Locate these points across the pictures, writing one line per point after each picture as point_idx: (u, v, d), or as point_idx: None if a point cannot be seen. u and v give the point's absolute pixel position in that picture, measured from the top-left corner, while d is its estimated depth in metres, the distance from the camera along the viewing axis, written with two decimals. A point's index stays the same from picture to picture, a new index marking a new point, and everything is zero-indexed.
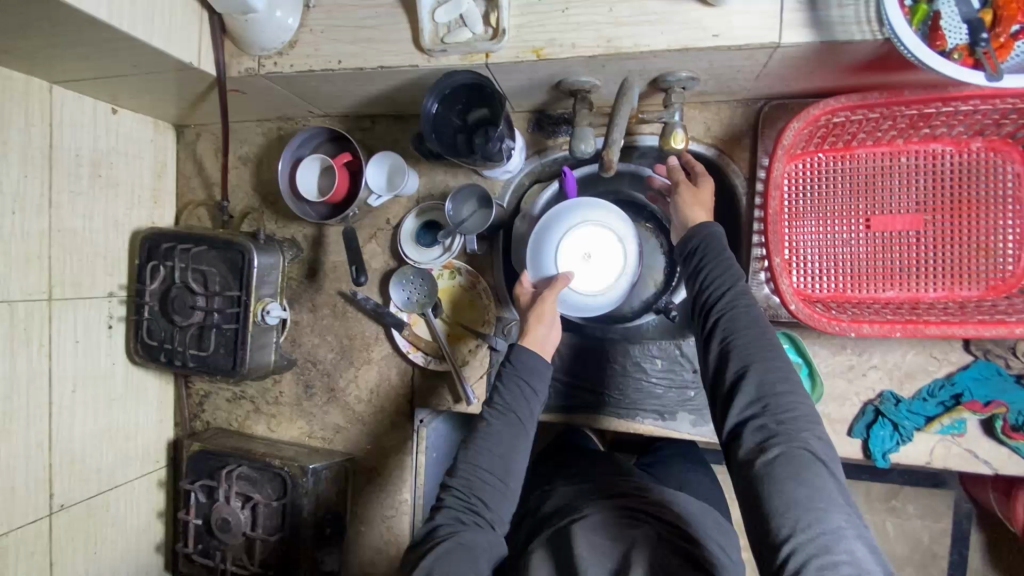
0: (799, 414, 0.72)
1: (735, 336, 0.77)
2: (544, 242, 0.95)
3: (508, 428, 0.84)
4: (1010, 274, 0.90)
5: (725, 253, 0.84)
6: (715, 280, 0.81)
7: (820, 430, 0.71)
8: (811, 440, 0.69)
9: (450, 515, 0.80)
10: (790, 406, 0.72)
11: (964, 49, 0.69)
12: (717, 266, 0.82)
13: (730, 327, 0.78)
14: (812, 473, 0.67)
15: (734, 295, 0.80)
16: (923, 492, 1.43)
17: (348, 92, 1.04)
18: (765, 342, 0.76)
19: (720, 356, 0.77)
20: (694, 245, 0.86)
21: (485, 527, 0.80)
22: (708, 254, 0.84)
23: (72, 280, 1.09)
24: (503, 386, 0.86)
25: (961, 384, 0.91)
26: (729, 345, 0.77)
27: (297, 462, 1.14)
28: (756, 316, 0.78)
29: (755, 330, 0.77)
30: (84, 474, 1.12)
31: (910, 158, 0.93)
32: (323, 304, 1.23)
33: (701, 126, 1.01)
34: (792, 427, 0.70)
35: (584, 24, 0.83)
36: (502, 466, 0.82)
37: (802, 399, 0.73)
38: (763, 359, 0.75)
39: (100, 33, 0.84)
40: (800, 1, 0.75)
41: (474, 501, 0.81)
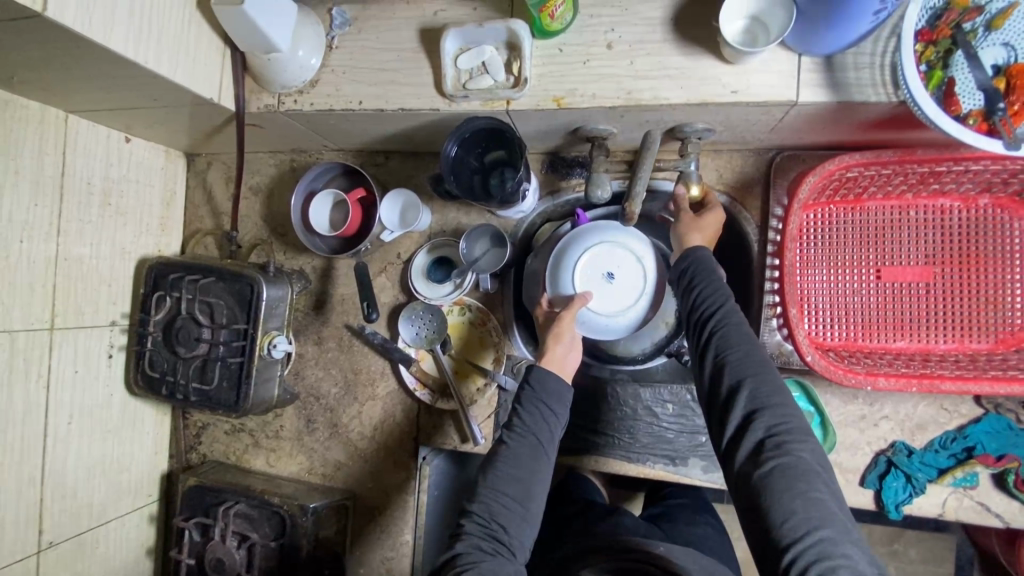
0: (792, 424, 0.71)
1: (728, 349, 0.76)
2: (565, 259, 0.95)
3: (530, 451, 0.81)
4: (1020, 328, 0.91)
5: (714, 268, 0.84)
6: (705, 294, 0.81)
7: (815, 441, 0.70)
8: (807, 451, 0.69)
9: (471, 543, 0.75)
10: (785, 418, 0.71)
11: (978, 114, 0.72)
12: (708, 281, 0.82)
13: (722, 340, 0.77)
14: (807, 483, 0.67)
15: (726, 310, 0.80)
16: (926, 537, 1.42)
17: (366, 130, 1.05)
18: (756, 354, 0.75)
19: (712, 370, 0.77)
20: (685, 262, 0.86)
21: (506, 556, 0.76)
22: (698, 270, 0.84)
23: (75, 310, 1.07)
24: (524, 408, 0.84)
25: (973, 436, 0.91)
26: (721, 358, 0.76)
27: (296, 501, 1.10)
28: (747, 329, 0.78)
29: (747, 342, 0.76)
30: (75, 510, 1.08)
31: (919, 212, 0.95)
32: (329, 336, 1.22)
33: (713, 173, 1.02)
34: (789, 439, 0.70)
35: (605, 76, 0.84)
36: (522, 490, 0.79)
37: (797, 412, 0.72)
38: (755, 370, 0.74)
39: (124, 68, 0.84)
40: (817, 63, 0.77)
41: (496, 527, 0.77)
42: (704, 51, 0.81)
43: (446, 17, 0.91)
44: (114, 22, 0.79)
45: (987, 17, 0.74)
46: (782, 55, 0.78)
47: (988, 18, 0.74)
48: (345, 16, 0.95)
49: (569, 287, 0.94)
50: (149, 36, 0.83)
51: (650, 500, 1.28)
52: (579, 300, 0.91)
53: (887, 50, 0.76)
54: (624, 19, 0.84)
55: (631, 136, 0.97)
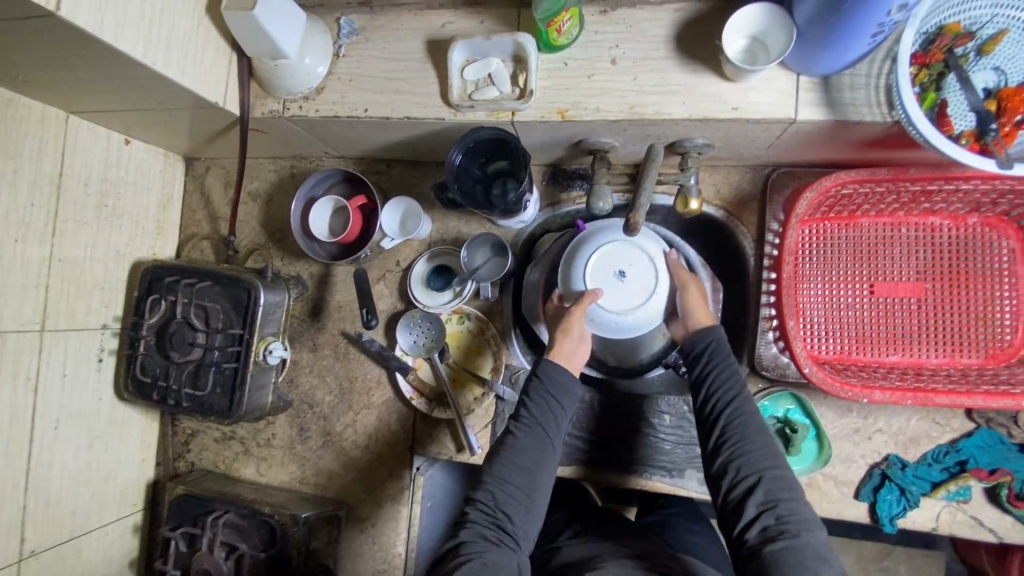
0: (800, 515, 0.74)
1: (742, 443, 0.80)
2: (579, 254, 0.96)
3: (536, 442, 0.83)
4: (1008, 343, 0.93)
5: (729, 357, 0.88)
6: (720, 382, 0.85)
7: (822, 533, 0.74)
8: (815, 542, 0.72)
9: (475, 531, 0.77)
10: (794, 510, 0.75)
11: (971, 135, 0.76)
12: (723, 369, 0.86)
13: (737, 433, 0.81)
14: (815, 569, 0.69)
15: (739, 400, 0.83)
16: (916, 553, 1.42)
17: (370, 137, 1.06)
18: (768, 447, 0.79)
19: (726, 459, 0.80)
20: (699, 346, 0.90)
21: (510, 545, 0.77)
22: (714, 356, 0.87)
23: (67, 312, 1.05)
24: (531, 400, 0.86)
25: (966, 450, 0.92)
26: (736, 450, 0.80)
27: (287, 511, 1.08)
28: (760, 423, 0.82)
29: (760, 436, 0.80)
30: (58, 518, 1.05)
31: (910, 229, 0.98)
32: (325, 343, 1.21)
33: (711, 188, 1.04)
34: (798, 529, 0.73)
35: (609, 90, 0.86)
36: (527, 480, 0.81)
37: (804, 504, 0.76)
38: (768, 465, 0.78)
39: (131, 69, 0.84)
40: (814, 83, 0.80)
41: (500, 515, 0.79)
42: (706, 68, 0.83)
43: (453, 30, 0.93)
44: (124, 23, 0.79)
45: (979, 42, 0.77)
46: (781, 74, 0.81)
47: (979, 43, 0.77)
48: (353, 26, 0.97)
49: (580, 283, 0.95)
50: (158, 38, 0.83)
51: (645, 513, 1.27)
52: (589, 297, 0.92)
53: (882, 72, 0.79)
54: (628, 36, 0.86)
55: (632, 150, 0.99)
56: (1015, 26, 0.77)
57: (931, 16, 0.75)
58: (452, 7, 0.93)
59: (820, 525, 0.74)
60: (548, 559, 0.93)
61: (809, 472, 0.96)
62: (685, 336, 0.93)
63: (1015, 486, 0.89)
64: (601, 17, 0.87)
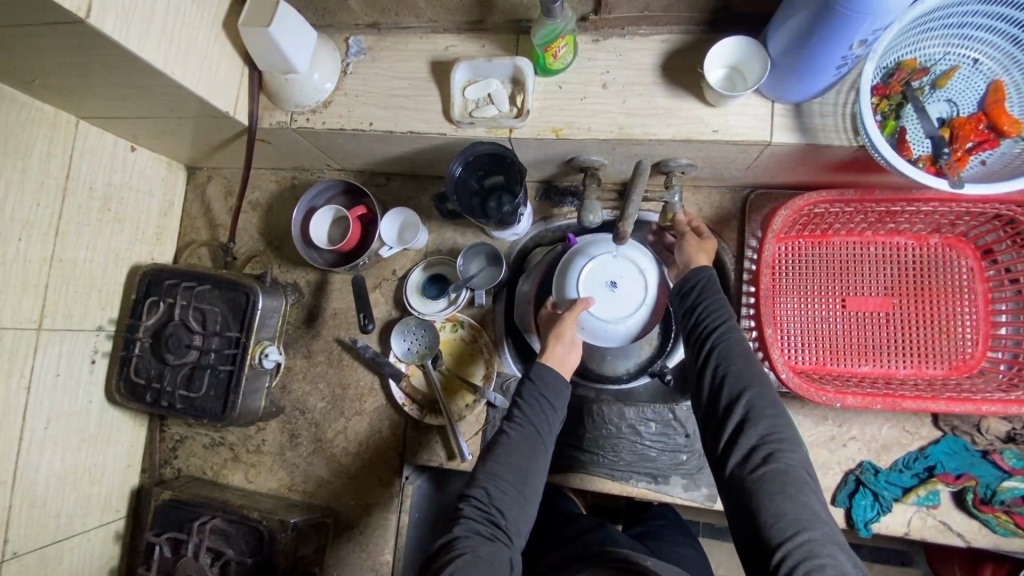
0: (784, 435, 0.75)
1: (728, 366, 0.81)
2: (572, 265, 1.01)
3: (529, 442, 0.86)
4: (970, 355, 1.00)
5: (718, 289, 0.89)
6: (710, 313, 0.86)
7: (804, 454, 0.75)
8: (796, 461, 0.73)
9: (468, 527, 0.79)
10: (778, 429, 0.76)
11: (927, 159, 0.83)
12: (713, 301, 0.87)
13: (723, 357, 0.82)
14: (797, 489, 0.71)
15: (727, 328, 0.84)
16: (894, 571, 1.45)
17: (371, 151, 1.11)
18: (754, 369, 0.80)
19: (713, 382, 0.81)
20: (691, 281, 0.91)
21: (502, 542, 0.79)
22: (704, 290, 0.89)
23: (63, 312, 1.06)
24: (524, 400, 0.89)
25: (934, 456, 0.97)
26: (722, 373, 0.81)
27: (276, 516, 1.07)
28: (747, 350, 0.83)
29: (746, 359, 0.81)
30: (41, 519, 1.03)
31: (878, 248, 1.05)
32: (319, 350, 1.23)
33: (694, 207, 1.11)
34: (780, 450, 0.74)
35: (600, 112, 0.92)
36: (520, 477, 0.83)
37: (789, 426, 0.77)
38: (754, 385, 0.79)
39: (148, 76, 0.88)
40: (787, 110, 0.87)
41: (493, 511, 0.81)
42: (689, 93, 0.90)
43: (455, 52, 0.99)
44: (146, 34, 0.84)
45: (933, 76, 0.86)
46: (757, 100, 0.88)
47: (934, 78, 0.86)
48: (361, 45, 1.03)
49: (573, 292, 0.99)
50: (176, 49, 0.88)
51: (630, 524, 1.29)
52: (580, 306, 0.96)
53: (848, 101, 0.87)
54: (618, 63, 0.93)
55: (621, 168, 1.05)
56: (964, 63, 0.86)
57: (890, 53, 0.84)
58: (456, 32, 1.00)
59: (803, 447, 0.76)
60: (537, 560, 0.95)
61: None
62: (682, 276, 0.95)
63: (980, 491, 0.94)
64: (594, 45, 0.94)
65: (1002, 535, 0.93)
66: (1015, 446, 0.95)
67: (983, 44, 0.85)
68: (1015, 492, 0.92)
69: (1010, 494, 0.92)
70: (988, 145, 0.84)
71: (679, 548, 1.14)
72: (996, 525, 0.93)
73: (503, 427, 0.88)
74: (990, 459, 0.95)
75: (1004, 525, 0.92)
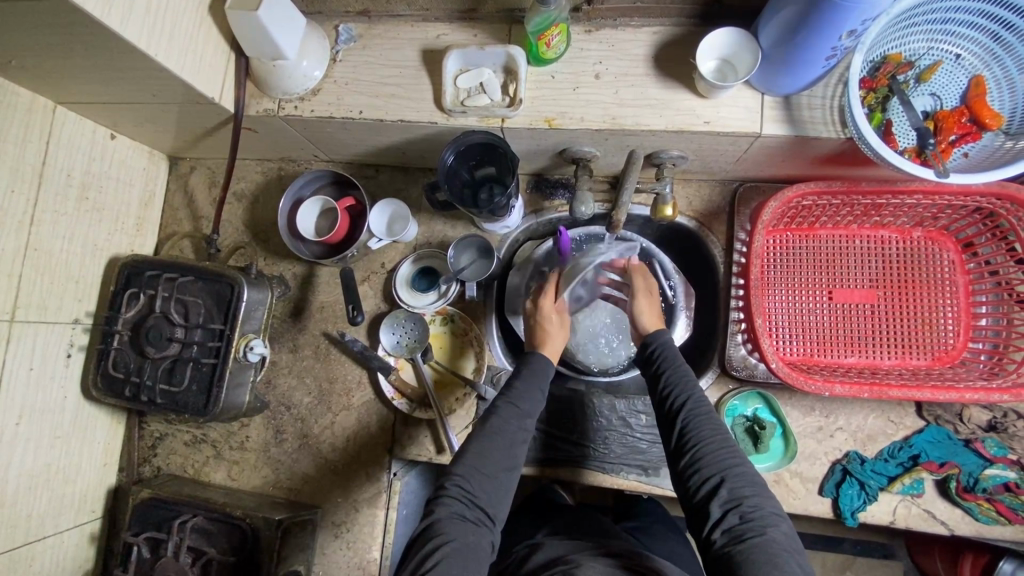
0: (765, 510, 0.74)
1: (701, 442, 0.81)
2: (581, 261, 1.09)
3: (518, 426, 0.87)
4: (952, 346, 1.02)
5: (681, 361, 0.92)
6: (676, 382, 0.88)
7: (786, 525, 0.73)
8: (779, 534, 0.71)
9: (453, 509, 0.78)
10: (758, 503, 0.74)
11: (913, 151, 0.85)
12: (675, 368, 0.90)
13: (695, 432, 0.82)
14: (784, 561, 0.68)
15: (695, 402, 0.85)
16: (876, 564, 1.47)
17: (360, 140, 1.09)
18: (727, 445, 0.80)
19: (688, 457, 0.81)
20: (653, 353, 0.94)
21: (485, 525, 0.79)
22: (666, 358, 0.92)
23: (37, 304, 1.02)
24: (519, 386, 0.91)
25: (918, 445, 0.99)
26: (696, 449, 0.81)
27: (260, 513, 1.04)
28: (717, 421, 0.83)
29: (718, 434, 0.82)
30: (12, 520, 0.99)
31: (863, 241, 1.07)
32: (306, 344, 1.21)
33: (684, 200, 1.12)
34: (762, 524, 0.72)
35: (592, 102, 0.93)
36: (509, 460, 0.84)
37: (768, 498, 0.76)
38: (730, 464, 0.78)
39: (130, 59, 0.86)
40: (776, 102, 0.88)
41: (479, 495, 0.80)
42: (681, 85, 0.91)
43: (448, 41, 0.99)
44: (130, 15, 0.82)
45: (918, 70, 0.88)
46: (748, 92, 0.89)
47: (919, 71, 0.88)
48: (351, 33, 1.02)
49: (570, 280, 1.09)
50: (160, 31, 0.86)
51: (619, 519, 1.28)
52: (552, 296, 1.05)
53: (836, 94, 0.88)
54: (610, 54, 0.93)
55: (612, 160, 1.06)
56: (947, 58, 0.89)
57: (876, 47, 0.85)
58: (448, 21, 0.99)
59: (786, 523, 0.74)
60: (528, 555, 0.93)
61: (776, 468, 1.00)
62: (642, 345, 0.98)
63: (963, 479, 0.95)
64: (586, 35, 0.95)
65: (984, 523, 0.95)
66: (997, 435, 0.97)
67: (965, 40, 0.87)
68: (997, 479, 0.94)
69: (992, 481, 0.94)
70: (971, 138, 0.86)
71: (668, 542, 1.14)
72: (979, 513, 0.94)
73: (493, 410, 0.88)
74: (972, 447, 0.97)
75: (986, 513, 0.94)
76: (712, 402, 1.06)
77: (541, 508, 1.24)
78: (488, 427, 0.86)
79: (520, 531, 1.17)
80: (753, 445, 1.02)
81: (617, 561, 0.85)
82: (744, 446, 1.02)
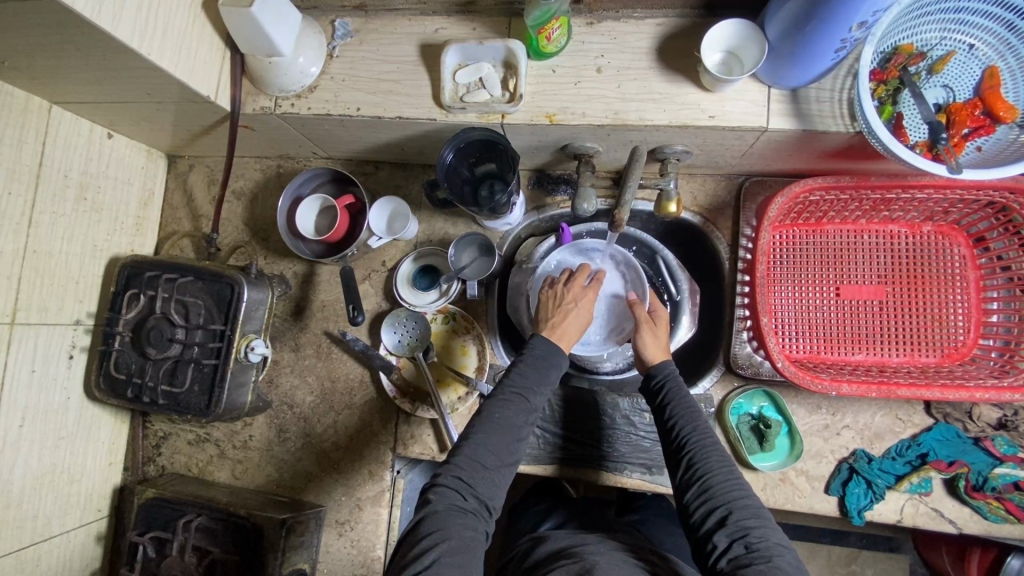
0: (772, 541, 0.73)
1: (708, 473, 0.80)
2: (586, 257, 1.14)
3: (519, 417, 0.85)
4: (962, 343, 1.00)
5: (687, 392, 0.90)
6: (682, 412, 0.87)
7: (791, 556, 0.72)
8: (786, 564, 0.70)
9: (450, 501, 0.77)
10: (763, 535, 0.73)
11: (924, 145, 0.83)
12: (682, 401, 0.88)
13: (702, 463, 0.82)
14: None
15: (701, 434, 0.85)
16: (881, 558, 1.46)
17: (360, 137, 1.08)
18: (733, 477, 0.80)
19: (695, 488, 0.80)
20: (657, 380, 0.92)
21: (481, 517, 0.79)
22: (671, 391, 0.90)
23: (38, 305, 1.02)
24: (528, 368, 0.90)
25: (926, 444, 0.97)
26: (703, 480, 0.80)
27: (263, 512, 1.04)
28: (722, 453, 0.83)
29: (725, 466, 0.81)
30: (17, 522, 0.99)
31: (873, 236, 1.05)
32: (307, 343, 1.20)
33: (688, 196, 1.10)
34: (769, 554, 0.71)
35: (595, 96, 0.90)
36: (506, 451, 0.83)
37: (774, 529, 0.75)
38: (736, 495, 0.78)
39: (123, 58, 0.84)
40: (784, 95, 0.86)
41: (478, 486, 0.80)
42: (685, 78, 0.88)
43: (446, 35, 0.97)
44: (122, 13, 0.80)
45: (930, 61, 0.86)
46: (754, 86, 0.86)
47: (931, 63, 0.86)
48: (347, 28, 1.00)
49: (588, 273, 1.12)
50: (154, 28, 0.85)
51: (623, 514, 1.28)
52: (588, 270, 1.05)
53: (845, 87, 0.85)
54: (613, 46, 0.91)
55: (614, 156, 1.04)
56: (960, 49, 0.86)
57: (887, 38, 0.83)
58: (446, 14, 0.97)
59: (792, 553, 0.73)
60: (532, 548, 0.93)
61: (782, 467, 0.99)
62: (646, 370, 0.96)
63: (972, 478, 0.94)
64: (588, 28, 0.93)
65: (992, 521, 0.94)
66: (1007, 433, 0.96)
67: (979, 30, 0.85)
68: (1006, 479, 0.92)
69: (1001, 480, 0.92)
70: (985, 131, 0.84)
71: (672, 538, 1.14)
72: (988, 512, 0.93)
73: (497, 399, 0.86)
74: (981, 445, 0.95)
75: (995, 512, 0.92)
76: (717, 400, 1.05)
77: (544, 501, 1.24)
78: (493, 420, 0.84)
79: (524, 526, 1.17)
80: (758, 444, 1.00)
81: (625, 556, 0.84)
82: (749, 444, 1.01)
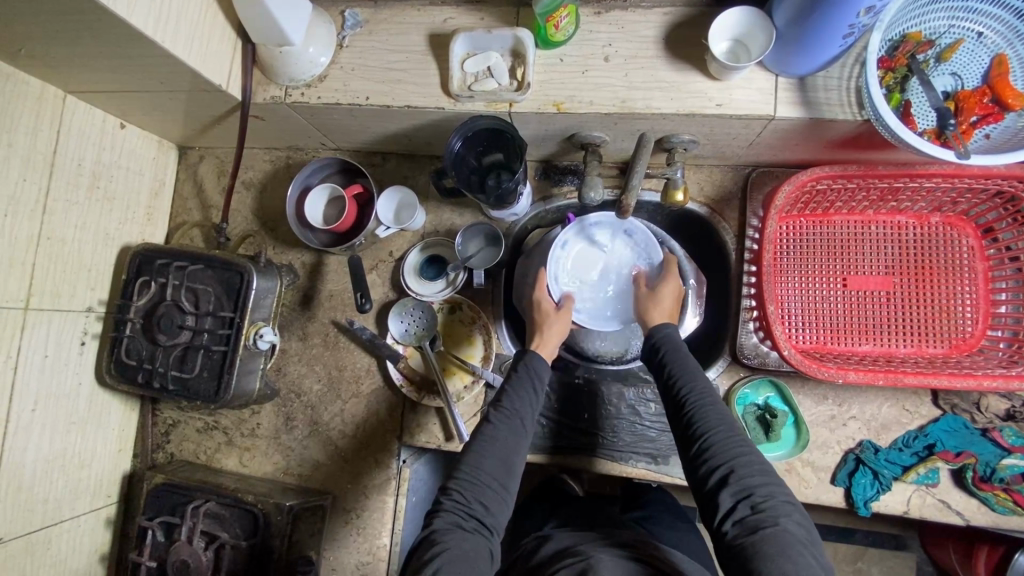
0: (777, 499, 0.73)
1: (709, 432, 0.80)
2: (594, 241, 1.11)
3: (512, 434, 0.86)
4: (970, 334, 1.00)
5: (685, 352, 0.90)
6: (681, 374, 0.87)
7: (798, 515, 0.73)
8: (793, 524, 0.71)
9: (450, 519, 0.78)
10: (768, 493, 0.73)
11: (932, 131, 0.83)
12: (681, 363, 0.89)
13: (702, 422, 0.81)
14: (798, 552, 0.67)
15: (701, 393, 0.84)
16: (888, 555, 1.45)
17: (368, 127, 1.09)
18: (734, 435, 0.80)
19: (697, 447, 0.80)
20: (657, 344, 0.93)
21: (484, 535, 0.79)
22: (670, 355, 0.90)
23: (50, 291, 1.03)
24: (513, 387, 0.91)
25: (934, 434, 0.97)
26: (704, 440, 0.80)
27: (270, 499, 1.05)
28: (723, 411, 0.83)
29: (726, 424, 0.81)
30: (30, 504, 1.01)
31: (880, 227, 1.05)
32: (315, 333, 1.21)
33: (695, 187, 1.10)
34: (774, 514, 0.71)
35: (602, 86, 0.91)
36: (503, 469, 0.83)
37: (779, 486, 0.75)
38: (738, 453, 0.78)
39: (137, 45, 0.86)
40: (791, 83, 0.86)
41: (476, 506, 0.80)
42: (693, 67, 0.89)
43: (455, 25, 0.98)
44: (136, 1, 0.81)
45: (937, 49, 0.86)
46: (761, 74, 0.87)
47: (939, 51, 0.86)
48: (357, 18, 1.00)
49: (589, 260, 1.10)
50: (167, 16, 0.86)
51: (627, 507, 1.28)
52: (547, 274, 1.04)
53: (853, 75, 0.85)
54: (621, 35, 0.92)
55: (622, 145, 1.04)
56: (969, 36, 0.86)
57: (894, 25, 0.83)
58: (454, 4, 0.98)
59: (799, 511, 0.73)
60: (537, 546, 0.93)
61: (788, 457, 0.99)
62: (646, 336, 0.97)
63: (980, 470, 0.93)
64: (596, 18, 0.93)
65: (1000, 513, 0.93)
66: (1015, 424, 0.96)
67: (988, 18, 0.85)
68: (1014, 470, 0.92)
69: (1009, 471, 0.92)
70: (993, 118, 0.84)
71: (675, 532, 1.14)
72: (996, 504, 0.93)
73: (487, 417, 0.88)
74: (989, 436, 0.95)
75: (1003, 503, 0.92)
76: (723, 390, 1.05)
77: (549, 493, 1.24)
78: (482, 436, 0.86)
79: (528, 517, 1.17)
80: (765, 435, 1.00)
81: (629, 549, 0.85)
82: (755, 435, 1.00)
